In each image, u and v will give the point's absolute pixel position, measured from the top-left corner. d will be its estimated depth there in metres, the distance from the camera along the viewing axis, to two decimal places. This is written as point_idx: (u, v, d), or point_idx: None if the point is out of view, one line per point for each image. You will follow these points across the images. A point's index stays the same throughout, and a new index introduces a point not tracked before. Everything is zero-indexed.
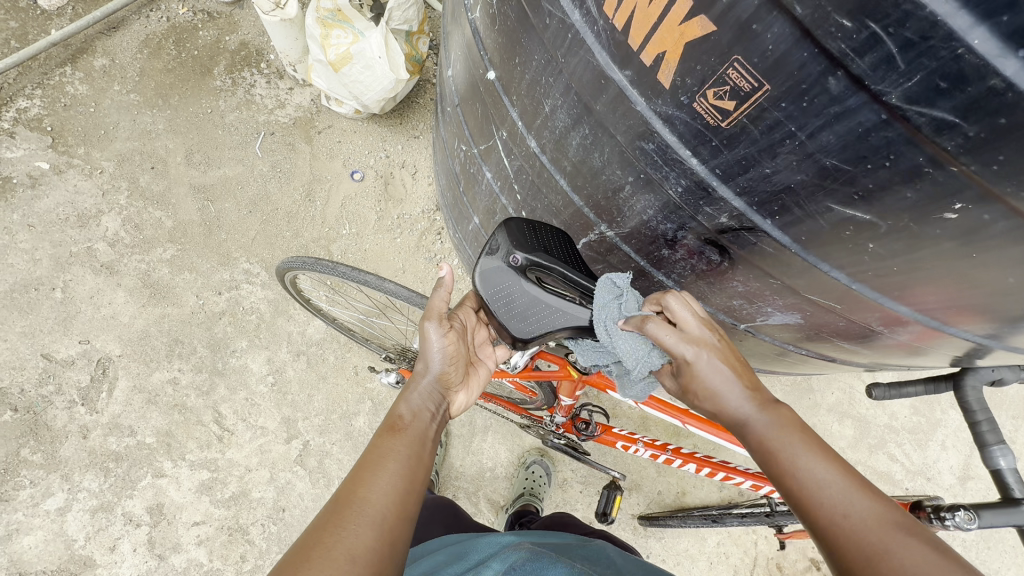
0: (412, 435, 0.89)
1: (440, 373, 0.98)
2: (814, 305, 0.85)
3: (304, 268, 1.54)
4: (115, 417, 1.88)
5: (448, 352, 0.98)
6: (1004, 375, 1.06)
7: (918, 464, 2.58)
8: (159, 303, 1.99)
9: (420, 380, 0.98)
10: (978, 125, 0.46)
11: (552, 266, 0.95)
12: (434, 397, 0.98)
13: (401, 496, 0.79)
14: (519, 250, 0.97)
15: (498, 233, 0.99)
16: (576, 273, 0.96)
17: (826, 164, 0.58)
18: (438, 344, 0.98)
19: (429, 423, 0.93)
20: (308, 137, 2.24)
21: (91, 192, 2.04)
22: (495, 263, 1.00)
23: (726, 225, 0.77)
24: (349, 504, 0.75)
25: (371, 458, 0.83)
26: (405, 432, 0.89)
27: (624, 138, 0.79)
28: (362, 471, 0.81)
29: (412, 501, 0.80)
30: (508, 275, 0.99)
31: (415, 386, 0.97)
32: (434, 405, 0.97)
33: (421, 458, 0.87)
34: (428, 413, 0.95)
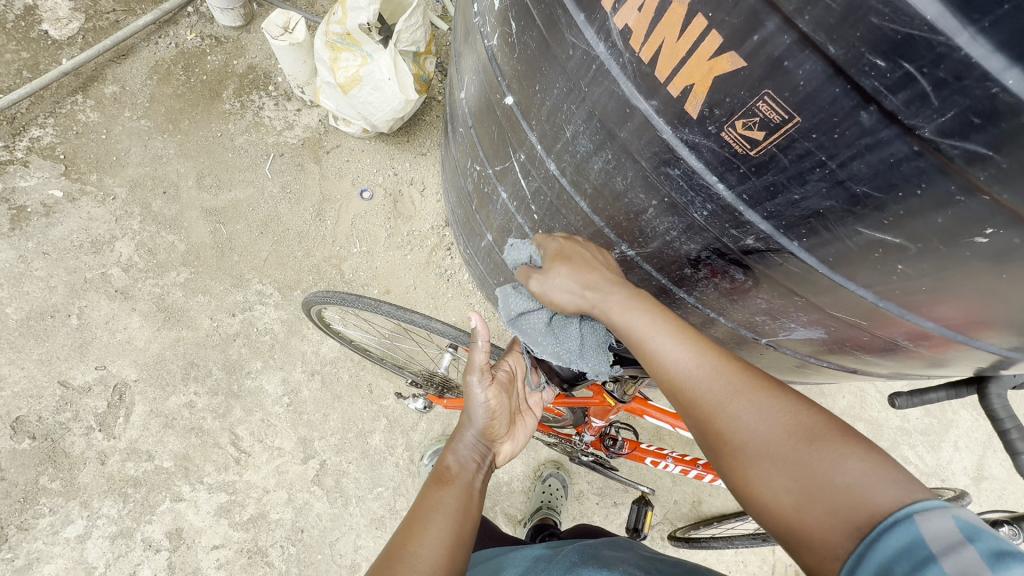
0: (460, 485, 0.90)
1: (488, 424, 1.01)
2: (839, 321, 0.86)
3: (342, 302, 1.51)
4: (133, 442, 1.88)
5: (495, 403, 1.01)
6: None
7: (932, 466, 2.58)
8: (174, 326, 2.00)
9: (465, 432, 1.01)
10: (1010, 157, 0.47)
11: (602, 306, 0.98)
12: (480, 449, 1.00)
13: (450, 548, 0.79)
14: None
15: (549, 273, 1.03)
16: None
17: (856, 191, 0.59)
18: (481, 399, 1.00)
19: (474, 474, 0.95)
20: (317, 157, 2.27)
21: (104, 219, 2.06)
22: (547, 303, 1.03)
23: (752, 246, 0.78)
24: (400, 557, 0.75)
25: (421, 510, 0.85)
26: (453, 483, 0.90)
27: (648, 164, 0.80)
28: (413, 524, 0.81)
29: (460, 554, 0.80)
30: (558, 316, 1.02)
31: (460, 438, 1.00)
32: (480, 456, 0.99)
33: (469, 511, 0.87)
34: (474, 466, 0.96)
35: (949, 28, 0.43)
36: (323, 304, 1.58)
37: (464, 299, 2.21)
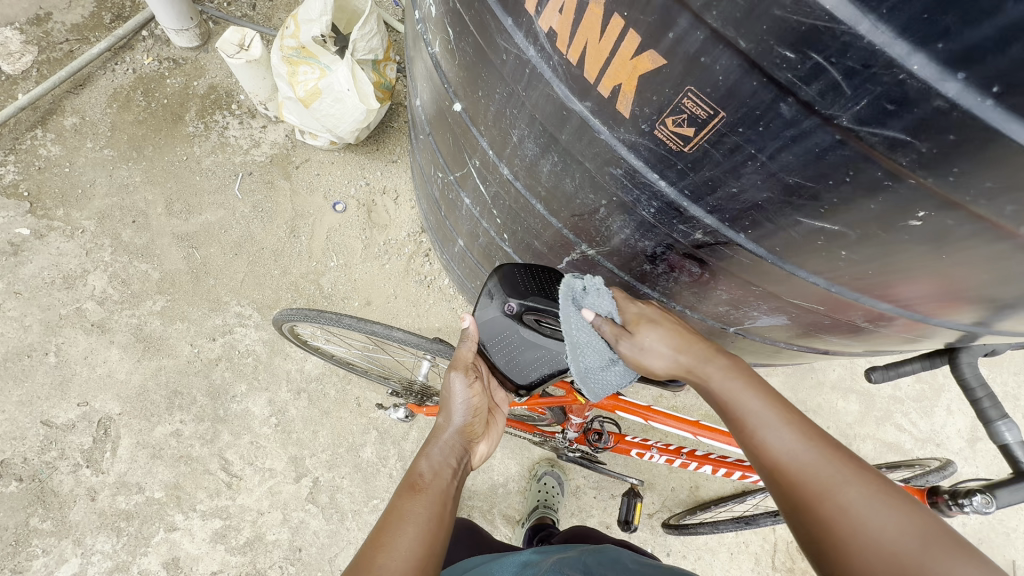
0: (433, 493, 0.87)
1: (467, 424, 1.00)
2: (798, 308, 0.85)
3: (305, 320, 1.51)
4: (122, 475, 1.87)
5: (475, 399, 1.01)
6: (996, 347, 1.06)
7: (927, 432, 2.59)
8: (154, 356, 1.98)
9: (443, 432, 0.99)
10: (929, 142, 0.46)
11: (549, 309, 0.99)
12: (455, 452, 0.98)
13: (420, 563, 0.76)
14: (514, 297, 1.02)
15: (492, 280, 1.03)
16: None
17: (789, 182, 0.58)
18: (462, 397, 1.00)
19: (450, 480, 0.92)
20: (287, 173, 2.24)
21: (75, 253, 2.03)
22: (492, 311, 1.03)
23: (702, 240, 0.77)
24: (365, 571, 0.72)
25: (391, 520, 0.81)
26: (426, 491, 0.87)
27: (593, 164, 0.79)
28: (381, 535, 0.78)
29: (431, 569, 0.77)
30: (505, 322, 1.03)
31: (437, 440, 0.98)
32: (455, 460, 0.97)
33: (441, 522, 0.84)
34: (448, 470, 0.94)
35: (850, 18, 0.41)
36: (290, 322, 1.57)
37: (446, 305, 2.19)
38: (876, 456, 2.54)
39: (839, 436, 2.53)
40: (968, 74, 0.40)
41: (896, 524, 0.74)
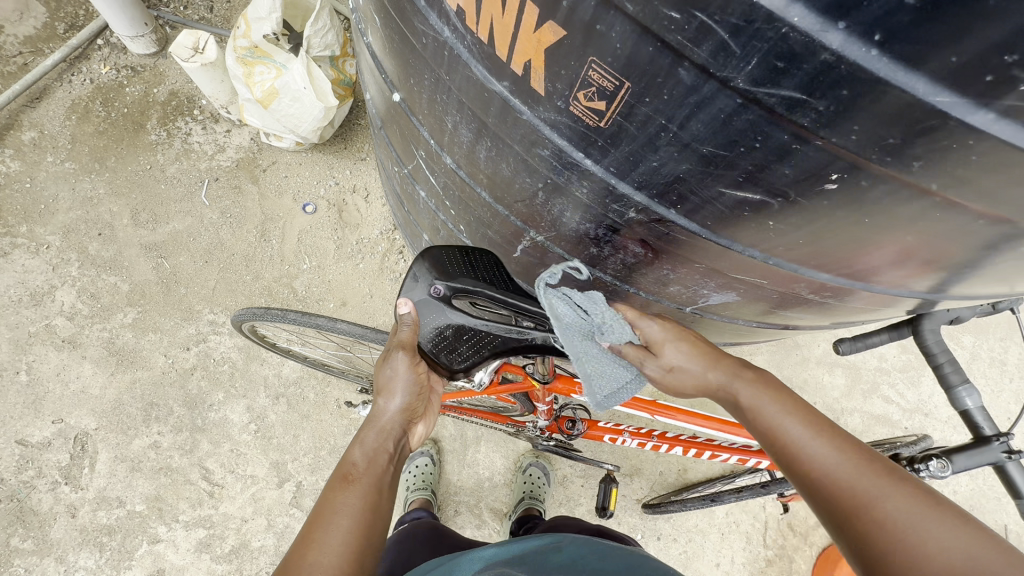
0: (368, 483, 0.82)
1: (403, 406, 0.95)
2: (744, 283, 0.83)
3: (256, 318, 1.53)
4: (102, 490, 1.85)
5: (411, 379, 0.96)
6: (960, 315, 1.04)
7: (915, 402, 2.59)
8: (128, 368, 1.96)
9: (382, 415, 0.94)
10: (825, 99, 0.43)
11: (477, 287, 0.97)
12: (391, 437, 0.92)
13: (355, 555, 0.72)
14: (441, 279, 1.00)
15: (417, 263, 1.01)
16: (503, 294, 1.00)
17: (704, 152, 0.56)
18: (405, 376, 0.95)
19: (387, 465, 0.87)
20: (254, 176, 2.21)
21: (41, 269, 2.01)
22: (419, 295, 1.01)
23: (636, 219, 0.76)
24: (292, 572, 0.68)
25: (321, 515, 0.76)
26: (359, 481, 0.82)
27: (522, 147, 0.77)
28: (312, 531, 0.74)
29: (366, 562, 0.73)
30: (433, 306, 1.00)
31: (374, 423, 0.92)
32: (392, 445, 0.91)
33: (378, 510, 0.80)
34: (385, 456, 0.89)
35: None
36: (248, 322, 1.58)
37: None
38: (865, 429, 2.54)
39: (826, 411, 2.53)
40: (848, 23, 0.38)
41: (946, 537, 0.67)
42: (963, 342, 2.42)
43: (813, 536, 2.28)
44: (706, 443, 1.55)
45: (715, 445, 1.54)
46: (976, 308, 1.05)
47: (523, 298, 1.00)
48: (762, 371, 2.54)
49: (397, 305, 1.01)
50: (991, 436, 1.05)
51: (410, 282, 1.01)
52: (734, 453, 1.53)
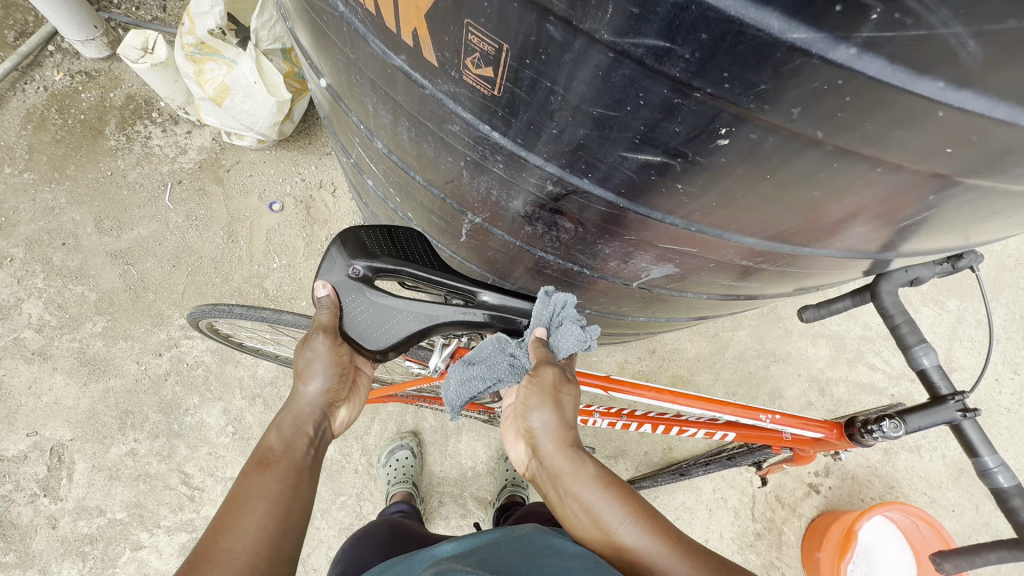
0: (284, 466, 0.87)
1: (322, 389, 0.98)
2: (677, 254, 0.81)
3: (209, 316, 1.52)
4: (81, 500, 1.85)
5: (330, 363, 0.98)
6: (917, 275, 0.99)
7: (900, 368, 2.58)
8: (100, 378, 1.95)
9: (302, 399, 0.97)
10: (688, 46, 0.41)
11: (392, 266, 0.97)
12: (310, 421, 0.96)
13: (273, 539, 0.77)
14: (358, 259, 1.01)
15: (335, 245, 1.03)
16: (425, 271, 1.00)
17: (595, 114, 0.54)
18: (324, 360, 0.98)
19: (304, 449, 0.92)
20: (218, 177, 2.18)
21: (6, 282, 1.99)
22: (338, 277, 1.02)
23: (556, 192, 0.73)
24: (209, 558, 0.71)
25: (236, 500, 0.79)
26: (275, 465, 0.86)
27: (434, 124, 0.74)
28: (227, 518, 0.77)
29: (284, 541, 0.78)
30: (352, 286, 1.01)
31: (292, 408, 0.96)
32: (311, 428, 0.96)
33: (296, 492, 0.85)
34: (304, 440, 0.93)
35: None
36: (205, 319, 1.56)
37: None
38: (852, 398, 2.52)
39: (811, 383, 2.51)
40: None
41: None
42: (946, 306, 2.40)
43: (800, 507, 2.29)
44: (673, 417, 1.49)
45: (682, 419, 1.48)
46: (935, 268, 0.99)
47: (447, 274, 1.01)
48: (746, 345, 2.52)
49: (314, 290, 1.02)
50: (947, 395, 1.05)
51: (330, 264, 1.02)
52: (703, 427, 1.45)
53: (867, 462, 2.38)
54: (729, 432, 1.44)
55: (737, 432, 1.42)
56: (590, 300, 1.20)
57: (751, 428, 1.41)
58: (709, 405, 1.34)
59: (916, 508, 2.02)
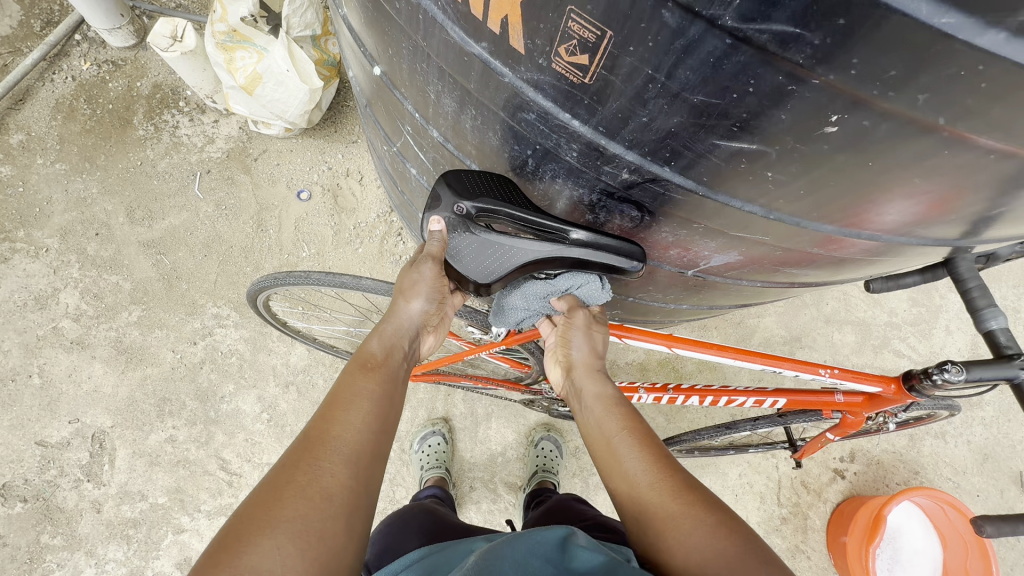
0: (386, 371, 0.97)
1: (422, 310, 1.08)
2: (745, 241, 0.80)
3: (277, 284, 1.52)
4: (123, 485, 1.89)
5: (433, 288, 1.07)
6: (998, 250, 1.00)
7: (926, 354, 2.57)
8: (137, 366, 1.98)
9: (401, 316, 1.07)
10: (820, 31, 0.41)
11: (498, 210, 0.87)
12: (405, 337, 1.06)
13: (373, 435, 0.84)
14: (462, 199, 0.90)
15: (438, 181, 0.92)
16: (525, 211, 0.88)
17: (695, 101, 0.53)
18: (427, 285, 1.06)
19: (400, 361, 1.02)
20: (246, 167, 2.18)
21: (42, 272, 2.01)
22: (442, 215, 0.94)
23: (630, 180, 0.72)
24: (318, 442, 0.79)
25: (343, 395, 0.88)
26: (379, 369, 0.96)
27: (506, 112, 0.74)
28: (334, 408, 0.86)
29: (382, 441, 0.85)
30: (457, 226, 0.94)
31: (392, 322, 1.06)
32: (407, 343, 1.06)
33: (392, 396, 0.93)
34: (400, 352, 1.04)
35: None
36: (268, 290, 1.56)
37: None
38: None
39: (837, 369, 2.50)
40: None
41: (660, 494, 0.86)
42: None
43: (826, 492, 2.31)
44: (721, 388, 1.48)
45: (730, 389, 1.47)
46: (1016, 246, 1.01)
47: (545, 214, 0.90)
48: (772, 332, 2.52)
49: (427, 222, 0.98)
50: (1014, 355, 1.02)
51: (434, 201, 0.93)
52: (750, 394, 1.43)
53: (894, 448, 2.38)
54: (780, 398, 1.41)
55: (787, 398, 1.39)
56: (636, 287, 1.20)
57: (802, 393, 1.38)
58: (766, 360, 1.31)
59: (946, 493, 2.03)
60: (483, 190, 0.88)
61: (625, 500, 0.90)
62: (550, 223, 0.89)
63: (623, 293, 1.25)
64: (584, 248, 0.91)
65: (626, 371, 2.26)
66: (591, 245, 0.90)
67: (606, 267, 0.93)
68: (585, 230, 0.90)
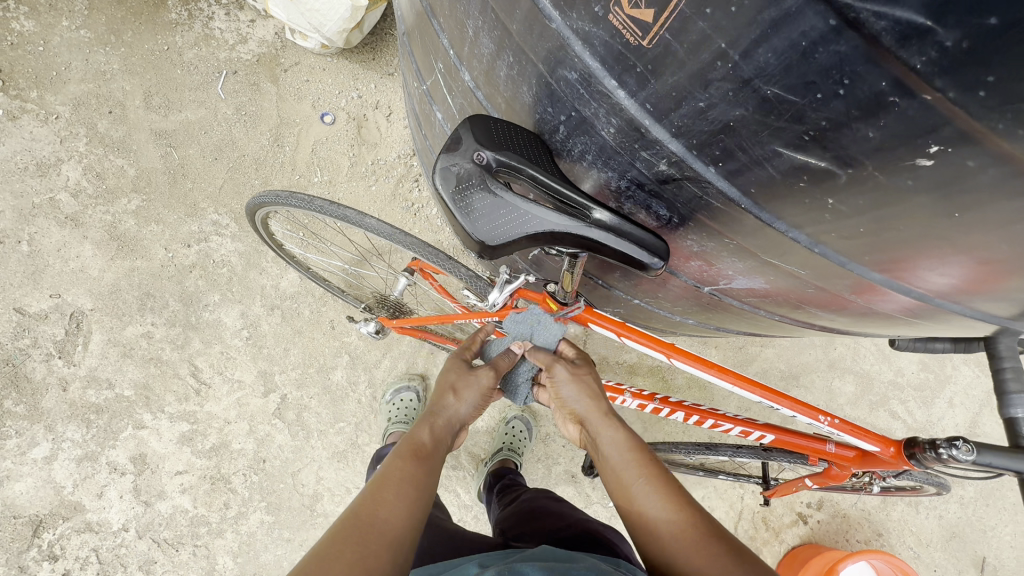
0: (433, 461, 0.94)
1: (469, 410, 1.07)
2: (777, 270, 0.71)
3: (278, 204, 1.43)
4: (92, 370, 1.88)
5: (482, 392, 1.09)
6: None
7: (922, 421, 2.49)
8: (127, 256, 1.94)
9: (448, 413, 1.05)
10: (956, 31, 0.34)
11: (521, 165, 0.75)
12: (450, 430, 1.03)
13: (416, 522, 0.83)
14: (484, 146, 0.76)
15: (461, 126, 0.79)
16: (551, 176, 0.76)
17: (767, 94, 0.45)
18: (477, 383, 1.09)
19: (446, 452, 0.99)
20: (274, 77, 2.07)
21: (48, 139, 1.95)
22: (456, 161, 0.79)
23: (667, 173, 0.63)
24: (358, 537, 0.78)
25: (392, 477, 0.87)
26: (427, 457, 0.94)
27: (547, 66, 0.64)
28: (382, 489, 0.85)
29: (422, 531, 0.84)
30: (470, 176, 0.79)
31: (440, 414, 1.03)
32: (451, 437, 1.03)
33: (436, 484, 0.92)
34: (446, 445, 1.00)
35: None
36: (267, 207, 1.48)
37: (431, 235, 2.06)
38: None
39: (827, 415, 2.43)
40: None
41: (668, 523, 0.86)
42: None
43: (784, 533, 2.27)
44: (709, 409, 1.36)
45: (719, 412, 1.36)
46: None
47: (569, 185, 0.77)
48: (772, 364, 2.43)
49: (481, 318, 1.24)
50: None
51: (453, 146, 0.79)
52: (739, 424, 1.33)
53: (863, 506, 2.33)
54: (768, 434, 1.29)
55: (776, 436, 1.27)
56: (643, 291, 1.12)
57: (794, 434, 1.26)
58: (767, 394, 1.20)
59: (904, 563, 1.99)
60: (513, 145, 0.76)
61: (637, 523, 0.89)
62: (574, 194, 0.76)
63: (628, 294, 1.17)
64: (606, 232, 0.76)
65: (614, 370, 2.20)
66: (613, 229, 0.76)
67: (622, 260, 0.79)
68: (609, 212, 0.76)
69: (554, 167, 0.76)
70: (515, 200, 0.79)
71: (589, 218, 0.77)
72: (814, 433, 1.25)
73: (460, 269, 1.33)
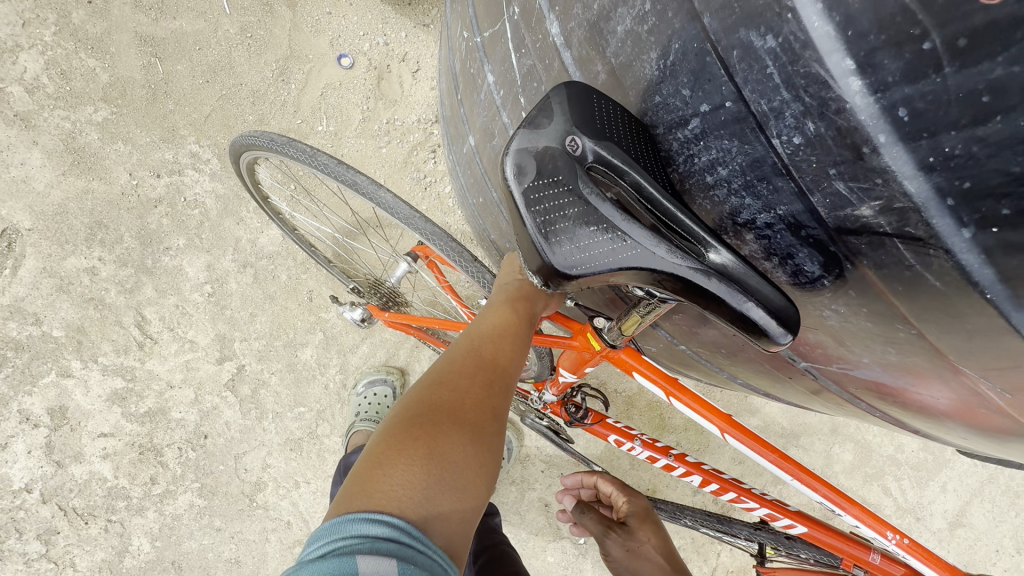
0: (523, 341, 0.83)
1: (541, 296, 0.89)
2: (957, 376, 0.52)
3: (267, 148, 1.17)
4: (19, 300, 1.61)
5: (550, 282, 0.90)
6: None
7: (912, 503, 2.31)
8: (84, 174, 1.65)
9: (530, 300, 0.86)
10: None
11: (628, 164, 0.52)
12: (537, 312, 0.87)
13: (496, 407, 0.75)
14: (578, 127, 0.53)
15: (549, 96, 0.55)
16: (664, 187, 0.53)
17: None
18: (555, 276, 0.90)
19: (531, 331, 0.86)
20: (291, 0, 1.78)
21: (8, 20, 1.64)
22: (535, 142, 0.56)
23: (863, 218, 0.43)
24: (375, 482, 0.63)
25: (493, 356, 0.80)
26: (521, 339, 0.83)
27: (720, 24, 0.43)
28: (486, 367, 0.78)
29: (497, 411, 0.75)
30: (550, 167, 0.55)
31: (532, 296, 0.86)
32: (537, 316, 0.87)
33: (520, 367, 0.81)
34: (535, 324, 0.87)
35: None
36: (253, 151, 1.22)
37: (440, 216, 1.82)
38: None
39: None
40: None
41: None
42: None
43: None
44: (734, 480, 1.16)
45: (745, 487, 1.16)
46: None
47: (685, 206, 0.54)
48: (773, 419, 2.26)
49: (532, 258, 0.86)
50: None
51: (537, 114, 0.56)
52: (766, 506, 1.14)
53: None
54: (799, 525, 1.11)
55: (810, 530, 1.10)
56: (700, 343, 0.83)
57: (833, 534, 1.09)
58: (827, 492, 1.01)
59: None
60: (622, 131, 0.53)
61: None
62: (691, 220, 0.52)
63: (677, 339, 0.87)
64: (725, 282, 0.52)
65: (611, 398, 2.01)
66: (736, 279, 0.52)
67: (737, 323, 0.55)
68: (735, 255, 0.52)
69: (666, 177, 0.54)
70: (606, 207, 0.55)
71: (705, 258, 0.53)
72: (854, 537, 1.09)
73: (484, 274, 1.09)
